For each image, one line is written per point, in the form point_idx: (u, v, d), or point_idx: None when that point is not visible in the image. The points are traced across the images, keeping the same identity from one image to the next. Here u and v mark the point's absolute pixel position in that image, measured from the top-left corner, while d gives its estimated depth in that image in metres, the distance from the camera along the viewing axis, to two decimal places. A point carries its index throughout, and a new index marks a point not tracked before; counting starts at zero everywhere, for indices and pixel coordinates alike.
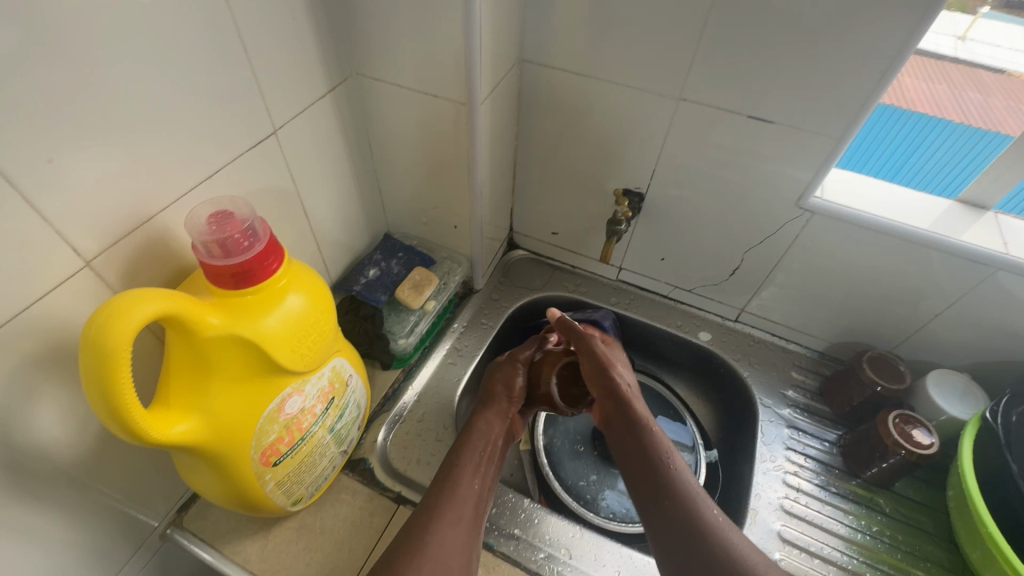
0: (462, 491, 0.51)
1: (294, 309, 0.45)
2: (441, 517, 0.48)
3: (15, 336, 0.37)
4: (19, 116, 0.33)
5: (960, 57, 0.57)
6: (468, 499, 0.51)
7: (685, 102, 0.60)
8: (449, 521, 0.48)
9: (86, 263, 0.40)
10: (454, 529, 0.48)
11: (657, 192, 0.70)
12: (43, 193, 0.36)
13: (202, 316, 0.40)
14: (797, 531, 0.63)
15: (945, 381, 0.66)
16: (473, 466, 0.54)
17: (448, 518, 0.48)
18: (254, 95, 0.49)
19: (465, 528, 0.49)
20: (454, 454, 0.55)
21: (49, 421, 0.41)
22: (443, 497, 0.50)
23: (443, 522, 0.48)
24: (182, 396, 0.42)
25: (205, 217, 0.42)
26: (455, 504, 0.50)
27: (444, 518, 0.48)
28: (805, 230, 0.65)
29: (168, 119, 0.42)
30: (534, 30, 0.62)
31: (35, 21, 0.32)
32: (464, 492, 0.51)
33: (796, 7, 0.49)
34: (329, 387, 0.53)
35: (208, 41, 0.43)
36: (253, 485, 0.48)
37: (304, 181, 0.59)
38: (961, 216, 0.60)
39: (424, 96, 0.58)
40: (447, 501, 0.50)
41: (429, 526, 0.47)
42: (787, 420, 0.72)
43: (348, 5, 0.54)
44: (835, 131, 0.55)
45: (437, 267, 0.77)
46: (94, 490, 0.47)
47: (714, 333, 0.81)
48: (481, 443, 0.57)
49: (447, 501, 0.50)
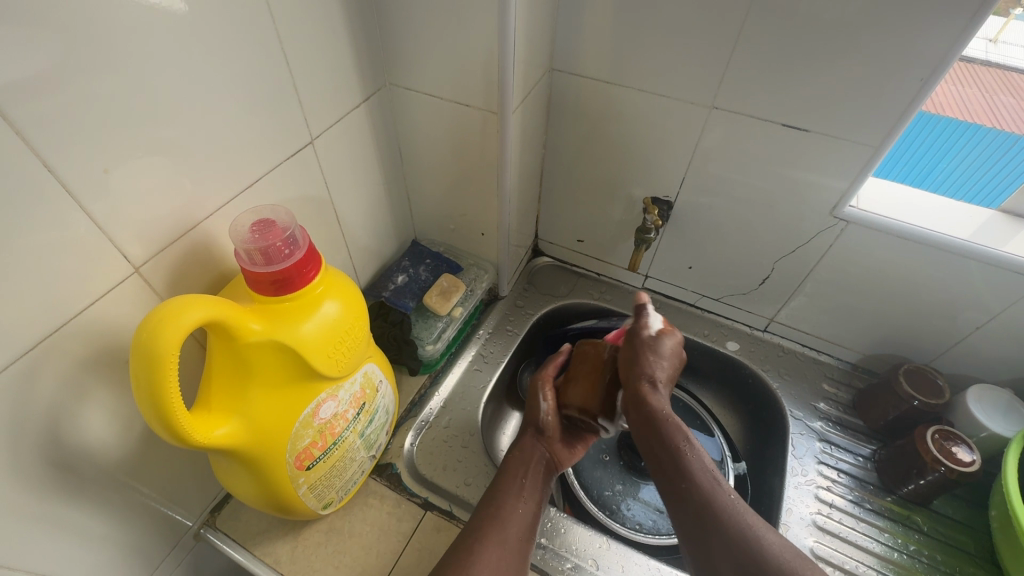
0: (512, 516, 0.51)
1: (330, 315, 0.46)
2: (487, 538, 0.49)
3: (68, 339, 0.38)
4: (76, 127, 0.34)
5: (990, 61, 0.54)
6: (513, 522, 0.51)
7: (716, 111, 0.60)
8: (496, 545, 0.48)
9: (135, 269, 0.41)
10: (500, 554, 0.48)
11: (686, 200, 0.70)
12: (96, 200, 0.37)
13: (244, 322, 0.41)
14: (830, 548, 0.61)
15: (987, 396, 0.63)
16: (515, 491, 0.54)
17: (496, 544, 0.48)
18: (292, 105, 0.50)
19: (513, 551, 0.49)
20: (499, 479, 0.56)
21: (96, 422, 0.42)
22: (490, 526, 0.50)
23: (492, 544, 0.48)
24: (222, 400, 0.43)
25: (247, 225, 0.43)
26: (497, 526, 0.50)
27: (489, 538, 0.49)
28: (840, 239, 0.63)
29: (213, 131, 0.43)
30: (565, 38, 0.62)
31: (96, 39, 0.33)
32: (516, 516, 0.52)
33: (831, 15, 0.49)
34: (361, 393, 0.53)
35: (251, 54, 0.44)
36: (287, 488, 0.49)
37: (337, 189, 0.60)
38: (1003, 227, 0.59)
39: (455, 105, 0.59)
40: (492, 524, 0.50)
41: (474, 546, 0.48)
42: (819, 433, 0.71)
43: (383, 16, 0.55)
44: (873, 139, 0.54)
45: (464, 274, 0.77)
46: (136, 489, 0.48)
47: (742, 342, 0.80)
48: (521, 469, 0.57)
49: (491, 522, 0.50)
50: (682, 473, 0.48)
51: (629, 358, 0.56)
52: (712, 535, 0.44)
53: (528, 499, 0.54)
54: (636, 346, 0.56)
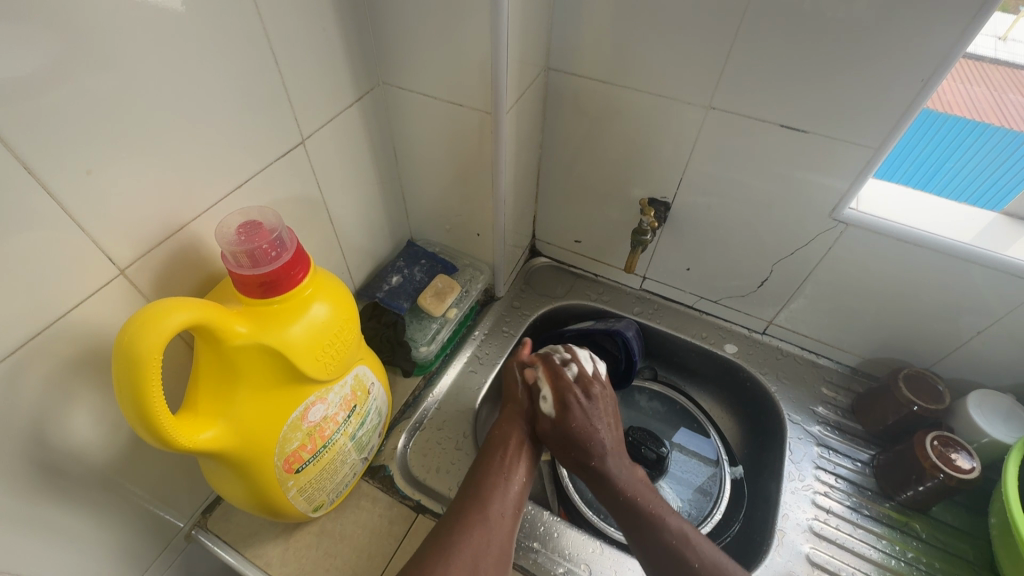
0: (496, 495, 0.52)
1: (319, 318, 0.45)
2: (467, 519, 0.50)
3: (51, 342, 0.38)
4: (60, 130, 0.34)
5: (1000, 58, 0.54)
6: (494, 500, 0.52)
7: (714, 111, 0.59)
8: (479, 524, 0.50)
9: (120, 271, 0.41)
10: (481, 535, 0.49)
11: (683, 201, 0.69)
12: (81, 203, 0.37)
13: (230, 325, 0.40)
14: (827, 555, 0.60)
15: (987, 402, 0.62)
16: (497, 472, 0.55)
17: (479, 528, 0.49)
18: (283, 105, 0.49)
19: (497, 528, 0.50)
20: (479, 461, 0.56)
21: (84, 423, 0.42)
22: (472, 509, 0.51)
23: (474, 526, 0.49)
24: (209, 402, 0.42)
25: (234, 227, 0.43)
26: (477, 505, 0.51)
27: (470, 521, 0.50)
28: (838, 242, 0.63)
29: (201, 131, 0.43)
30: (561, 37, 0.61)
31: (82, 41, 0.33)
32: (498, 496, 0.52)
33: (831, 13, 0.48)
34: (351, 395, 0.53)
35: (241, 54, 0.44)
36: (276, 491, 0.49)
37: (329, 190, 0.60)
38: (1005, 230, 0.58)
39: (450, 105, 0.58)
40: (473, 503, 0.51)
41: (457, 528, 0.49)
42: (817, 438, 0.70)
43: (376, 14, 0.54)
44: (873, 140, 0.53)
45: (460, 275, 0.77)
46: (125, 490, 0.48)
47: (740, 344, 0.79)
48: (502, 446, 0.57)
49: (473, 504, 0.51)
50: (649, 540, 0.52)
51: (563, 443, 0.58)
52: None
53: (510, 478, 0.55)
54: (566, 431, 0.58)
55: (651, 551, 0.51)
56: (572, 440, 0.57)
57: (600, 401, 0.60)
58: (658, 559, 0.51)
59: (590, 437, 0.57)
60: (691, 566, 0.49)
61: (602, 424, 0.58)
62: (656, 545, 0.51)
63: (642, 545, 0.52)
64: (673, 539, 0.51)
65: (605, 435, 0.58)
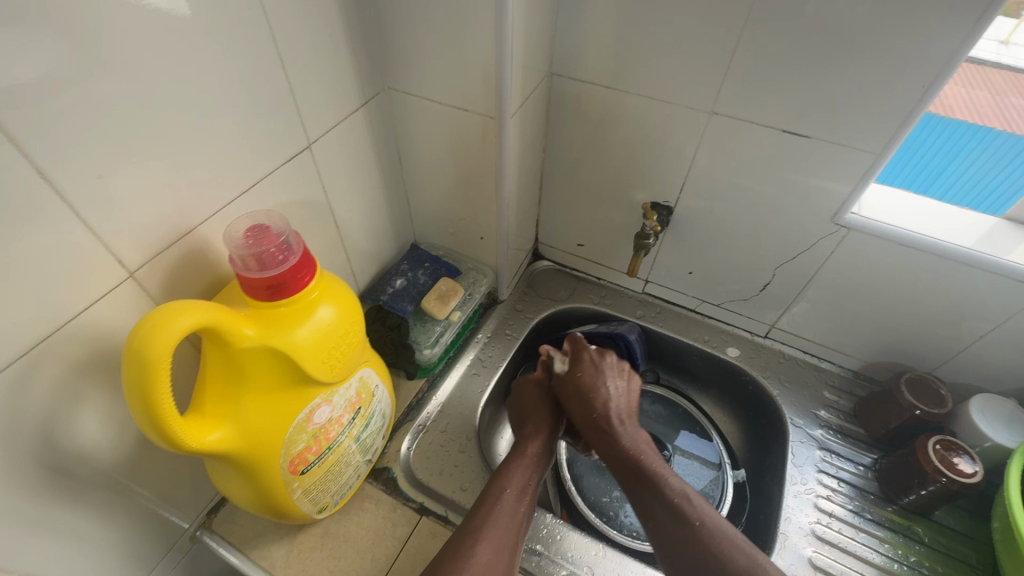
0: (507, 508, 0.52)
1: (325, 321, 0.46)
2: (483, 535, 0.49)
3: (61, 344, 0.38)
4: (71, 134, 0.34)
5: (1002, 62, 0.53)
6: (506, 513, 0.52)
7: (716, 116, 0.59)
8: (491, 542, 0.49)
9: (130, 274, 0.41)
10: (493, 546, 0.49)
11: (685, 205, 0.69)
12: (91, 206, 0.37)
13: (237, 327, 0.41)
14: (829, 558, 0.60)
15: (990, 407, 0.62)
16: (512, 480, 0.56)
17: (489, 531, 0.50)
18: (290, 110, 0.50)
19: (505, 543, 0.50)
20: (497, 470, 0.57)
21: (92, 424, 0.43)
22: (484, 518, 0.51)
23: (484, 542, 0.49)
24: (216, 404, 0.43)
25: (241, 230, 0.44)
26: (494, 523, 0.51)
27: (483, 535, 0.49)
28: (840, 247, 0.63)
29: (209, 135, 0.44)
30: (565, 42, 0.62)
31: (92, 45, 0.34)
32: (510, 509, 0.53)
33: (832, 19, 0.48)
34: (356, 397, 0.53)
35: (249, 59, 0.44)
36: (281, 492, 0.49)
37: (335, 194, 0.60)
38: (1007, 235, 0.58)
39: (454, 109, 0.59)
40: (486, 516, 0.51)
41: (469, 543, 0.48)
42: (819, 441, 0.70)
43: (382, 19, 0.55)
44: (875, 145, 0.54)
45: (463, 278, 0.77)
46: (132, 491, 0.48)
47: (742, 348, 0.79)
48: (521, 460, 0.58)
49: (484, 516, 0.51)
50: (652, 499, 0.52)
51: (575, 393, 0.63)
52: (682, 543, 0.48)
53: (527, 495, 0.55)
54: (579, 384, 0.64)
55: (654, 510, 0.52)
56: (580, 390, 0.63)
57: (610, 366, 0.66)
58: (659, 523, 0.51)
59: (597, 389, 0.63)
60: (691, 523, 0.49)
61: (613, 384, 0.64)
62: (658, 497, 0.52)
63: (644, 507, 0.53)
64: (674, 494, 0.52)
65: (610, 396, 0.63)
